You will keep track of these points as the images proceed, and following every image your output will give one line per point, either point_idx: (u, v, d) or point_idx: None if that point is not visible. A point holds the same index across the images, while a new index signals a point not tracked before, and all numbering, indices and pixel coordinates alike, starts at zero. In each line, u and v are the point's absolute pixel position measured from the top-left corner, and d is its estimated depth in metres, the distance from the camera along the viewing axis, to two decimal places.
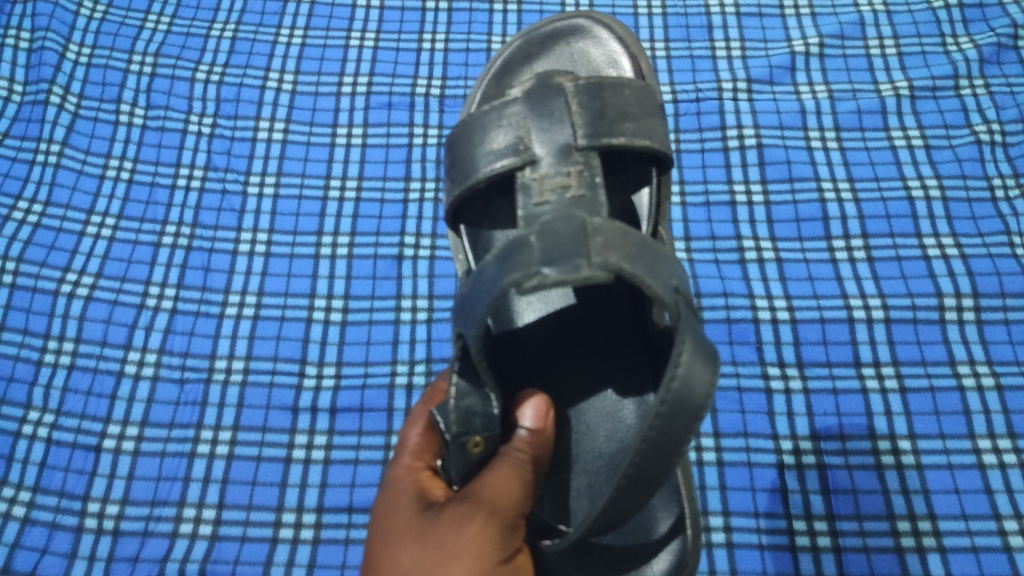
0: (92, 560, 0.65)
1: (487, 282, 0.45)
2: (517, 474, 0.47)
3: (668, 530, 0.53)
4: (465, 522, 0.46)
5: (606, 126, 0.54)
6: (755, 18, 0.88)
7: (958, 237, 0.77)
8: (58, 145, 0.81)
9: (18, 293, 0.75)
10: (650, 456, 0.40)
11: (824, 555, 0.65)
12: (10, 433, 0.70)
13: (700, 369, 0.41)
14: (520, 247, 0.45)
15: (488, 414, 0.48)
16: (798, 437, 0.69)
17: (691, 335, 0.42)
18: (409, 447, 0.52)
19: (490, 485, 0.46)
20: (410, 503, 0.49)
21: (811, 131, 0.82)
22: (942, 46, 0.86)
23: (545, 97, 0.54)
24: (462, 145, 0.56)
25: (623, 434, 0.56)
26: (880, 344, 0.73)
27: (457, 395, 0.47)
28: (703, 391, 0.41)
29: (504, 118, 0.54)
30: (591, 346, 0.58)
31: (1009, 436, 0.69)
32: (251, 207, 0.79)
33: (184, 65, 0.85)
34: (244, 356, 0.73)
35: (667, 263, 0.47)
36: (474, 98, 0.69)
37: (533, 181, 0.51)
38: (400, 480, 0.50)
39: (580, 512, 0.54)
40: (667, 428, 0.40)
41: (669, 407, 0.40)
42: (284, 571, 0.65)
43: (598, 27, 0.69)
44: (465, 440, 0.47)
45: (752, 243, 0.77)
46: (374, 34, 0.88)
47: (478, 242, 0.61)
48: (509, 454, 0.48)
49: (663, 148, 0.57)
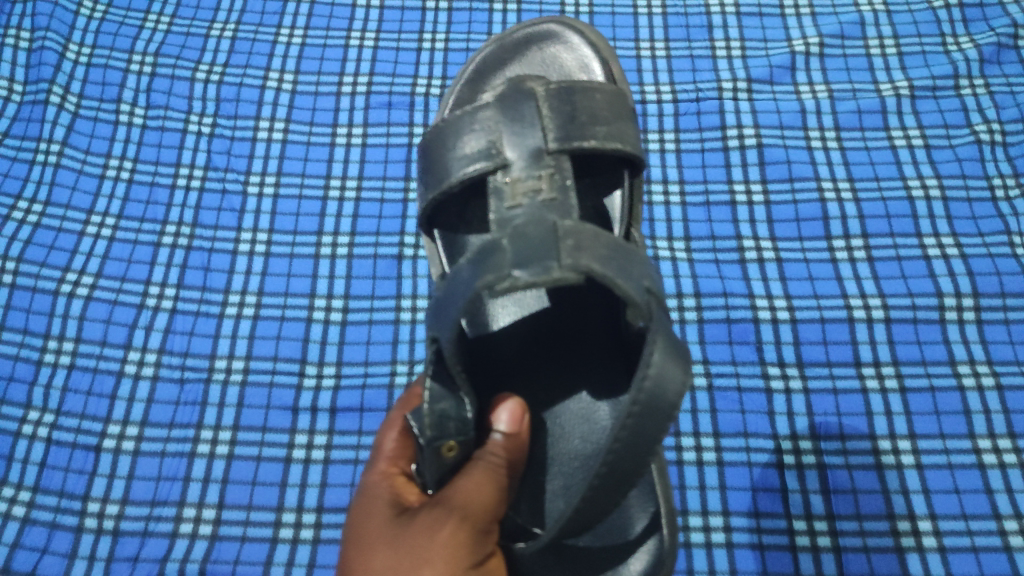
0: (92, 560, 0.65)
1: (461, 285, 0.45)
2: (491, 478, 0.47)
3: (644, 528, 0.53)
4: (437, 526, 0.46)
5: (577, 130, 0.54)
6: (755, 18, 0.88)
7: (958, 237, 0.77)
8: (58, 145, 0.81)
9: (18, 293, 0.75)
10: (622, 456, 0.40)
11: (823, 554, 0.65)
12: (11, 433, 0.70)
13: (671, 368, 0.41)
14: (493, 250, 0.45)
15: (463, 417, 0.47)
16: (798, 436, 0.69)
17: (663, 335, 0.42)
18: (385, 452, 0.52)
19: (463, 490, 0.46)
20: (384, 508, 0.49)
21: (811, 131, 0.82)
22: (943, 46, 0.86)
23: (516, 102, 0.54)
24: (436, 150, 0.56)
25: (599, 436, 0.56)
26: (880, 344, 0.73)
27: (431, 399, 0.46)
28: (675, 390, 0.41)
29: (477, 122, 0.54)
30: (566, 348, 0.58)
31: (1010, 436, 0.69)
32: (251, 207, 0.79)
33: (184, 65, 0.85)
34: (244, 356, 0.73)
35: (640, 264, 0.47)
36: (448, 104, 0.69)
37: (506, 185, 0.51)
38: (376, 485, 0.51)
39: (556, 513, 0.54)
40: (640, 427, 0.40)
41: (641, 407, 0.40)
42: (284, 571, 0.65)
43: (569, 32, 0.69)
44: (439, 444, 0.47)
45: (752, 243, 0.77)
46: (373, 34, 0.88)
47: (453, 248, 0.61)
48: (483, 458, 0.48)
49: (635, 151, 0.57)
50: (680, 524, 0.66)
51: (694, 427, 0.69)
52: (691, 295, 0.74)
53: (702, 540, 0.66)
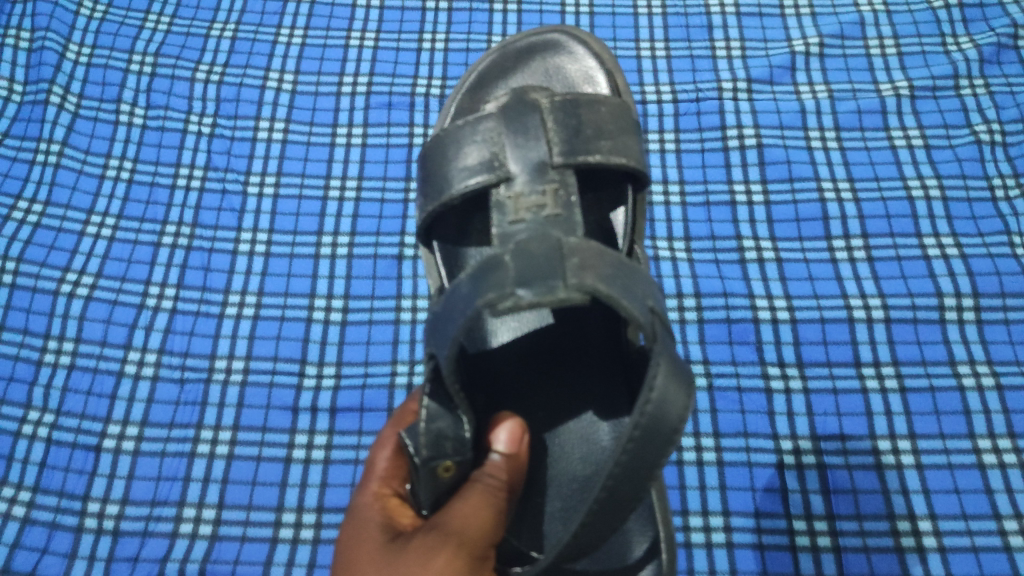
0: (93, 560, 0.65)
1: (461, 301, 0.45)
2: (487, 501, 0.46)
3: (644, 552, 0.53)
4: (433, 553, 0.45)
5: (582, 144, 0.54)
6: (755, 17, 0.88)
7: (958, 237, 0.77)
8: (58, 145, 0.81)
9: (18, 293, 0.75)
10: (622, 481, 0.39)
11: (823, 555, 0.65)
12: (11, 433, 0.69)
13: (675, 391, 0.41)
14: (495, 267, 0.45)
15: (460, 437, 0.47)
16: (798, 437, 0.69)
17: (666, 358, 0.42)
18: (378, 472, 0.52)
19: (459, 515, 0.46)
20: (376, 533, 0.49)
21: (812, 131, 0.82)
22: (943, 45, 0.86)
23: (521, 113, 0.54)
24: (436, 161, 0.56)
25: (599, 457, 0.56)
26: (880, 344, 0.72)
27: (427, 418, 0.46)
28: (677, 413, 0.41)
29: (478, 133, 0.54)
30: (567, 367, 0.58)
31: (1009, 436, 0.69)
32: (251, 207, 0.79)
33: (184, 65, 0.85)
34: (244, 356, 0.73)
35: (643, 283, 0.47)
36: (448, 113, 0.69)
37: (508, 199, 0.51)
38: (368, 508, 0.50)
39: (555, 536, 0.53)
40: (640, 451, 0.39)
41: (642, 431, 0.39)
42: (284, 570, 0.65)
43: (574, 43, 0.69)
44: (436, 463, 0.47)
45: (752, 243, 0.77)
46: (373, 34, 0.88)
47: (453, 260, 0.60)
48: (480, 480, 0.48)
49: (640, 165, 0.57)
50: (680, 524, 0.66)
51: (695, 427, 0.69)
52: (691, 295, 0.74)
53: (702, 540, 0.66)
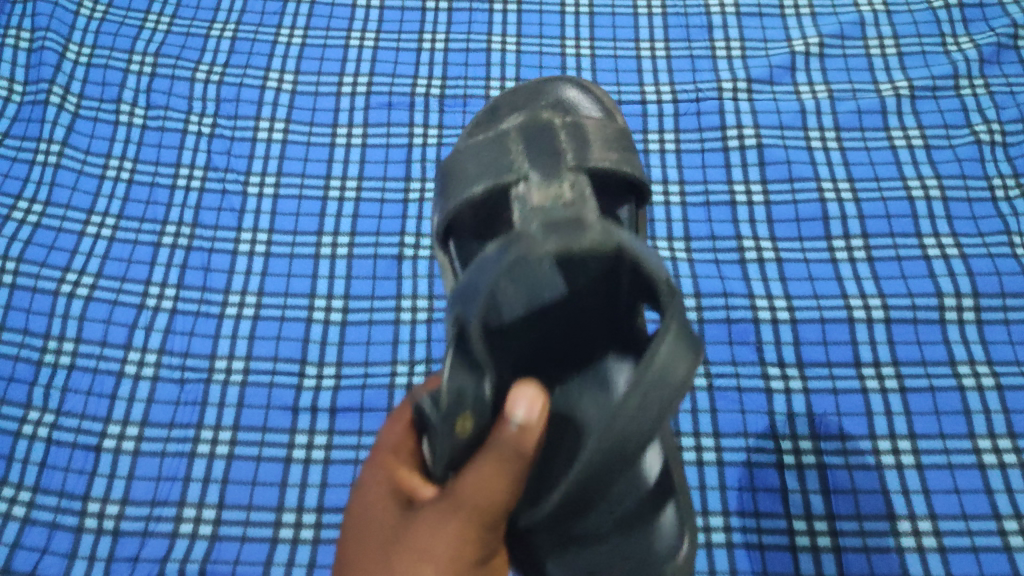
0: (93, 560, 0.65)
1: (488, 263, 0.45)
2: (499, 472, 0.42)
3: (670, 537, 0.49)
4: (442, 521, 0.43)
5: (591, 151, 0.55)
6: (755, 17, 0.88)
7: (958, 237, 0.77)
8: (58, 145, 0.81)
9: (18, 293, 0.75)
10: (622, 426, 0.39)
11: (823, 554, 0.65)
12: (11, 433, 0.69)
13: (685, 352, 0.40)
14: (521, 237, 0.45)
15: (480, 397, 0.45)
16: (798, 437, 0.69)
17: (681, 319, 0.41)
18: (390, 444, 0.50)
19: (470, 482, 0.42)
20: (388, 512, 0.47)
21: (812, 131, 0.82)
22: (943, 45, 0.86)
23: (531, 125, 0.55)
24: (456, 167, 0.56)
25: None
26: (880, 344, 0.73)
27: (449, 373, 0.44)
28: (684, 371, 0.40)
29: (495, 139, 0.55)
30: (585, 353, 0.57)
31: (1009, 436, 0.69)
32: (251, 207, 0.79)
33: (184, 65, 0.85)
34: (244, 356, 0.73)
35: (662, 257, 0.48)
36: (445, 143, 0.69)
37: (529, 192, 0.51)
38: (377, 480, 0.49)
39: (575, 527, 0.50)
40: (643, 399, 0.39)
41: (648, 374, 0.39)
42: (284, 570, 0.65)
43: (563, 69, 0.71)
44: (453, 420, 0.44)
45: (752, 243, 0.77)
46: (373, 34, 0.88)
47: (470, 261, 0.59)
48: (492, 444, 0.43)
49: (642, 175, 0.59)
50: None
51: (695, 427, 0.69)
52: (691, 295, 0.74)
53: (702, 540, 0.65)
